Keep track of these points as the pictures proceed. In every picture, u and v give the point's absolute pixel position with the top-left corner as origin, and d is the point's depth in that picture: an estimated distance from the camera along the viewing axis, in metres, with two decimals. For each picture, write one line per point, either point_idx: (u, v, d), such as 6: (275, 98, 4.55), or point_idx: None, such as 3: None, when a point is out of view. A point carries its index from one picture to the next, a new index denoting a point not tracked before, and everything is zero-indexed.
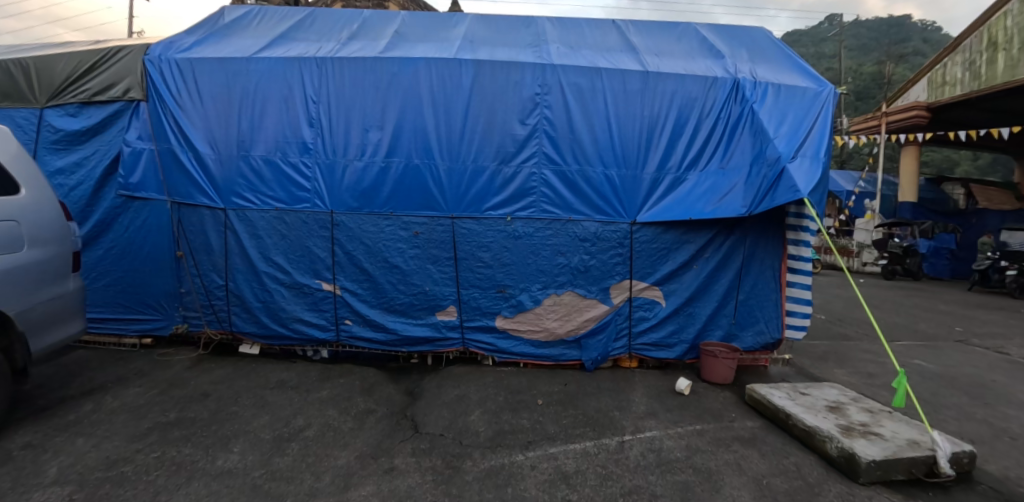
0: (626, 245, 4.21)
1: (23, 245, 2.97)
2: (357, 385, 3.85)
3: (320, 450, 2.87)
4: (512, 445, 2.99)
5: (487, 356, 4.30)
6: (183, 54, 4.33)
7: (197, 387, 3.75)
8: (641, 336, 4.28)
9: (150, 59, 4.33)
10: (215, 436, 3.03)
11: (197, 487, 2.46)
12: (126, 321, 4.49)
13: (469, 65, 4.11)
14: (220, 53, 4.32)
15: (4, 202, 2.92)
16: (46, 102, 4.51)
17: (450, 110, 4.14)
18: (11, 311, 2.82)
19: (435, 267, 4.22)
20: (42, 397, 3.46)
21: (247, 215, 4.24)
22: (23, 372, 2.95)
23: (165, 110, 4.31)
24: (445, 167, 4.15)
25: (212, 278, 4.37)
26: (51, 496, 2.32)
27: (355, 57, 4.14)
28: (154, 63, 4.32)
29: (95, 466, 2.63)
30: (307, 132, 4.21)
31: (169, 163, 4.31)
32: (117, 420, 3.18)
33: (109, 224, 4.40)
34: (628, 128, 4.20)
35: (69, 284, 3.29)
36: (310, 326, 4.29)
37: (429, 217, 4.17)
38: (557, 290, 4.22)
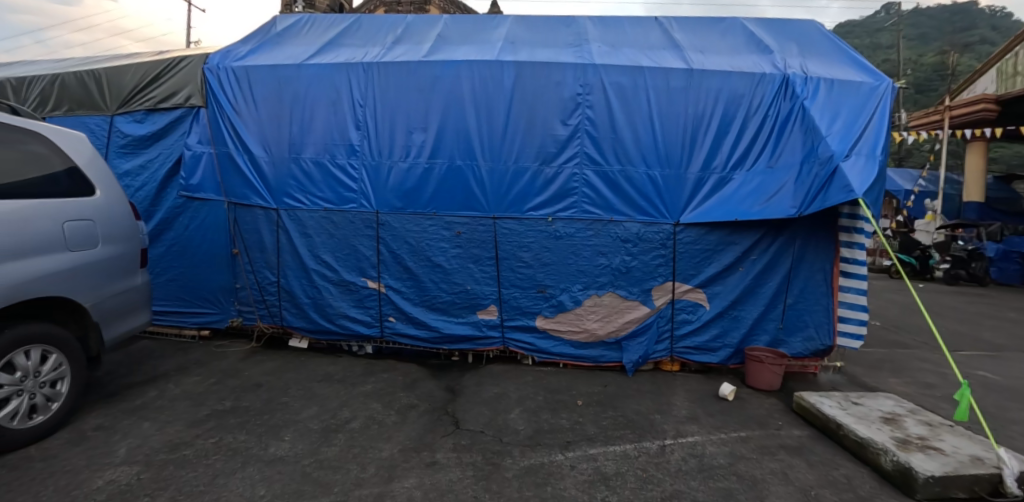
0: (668, 246, 4.13)
1: (98, 242, 3.22)
2: (399, 380, 3.96)
3: (366, 442, 2.98)
4: (551, 444, 3.00)
5: (527, 355, 4.32)
6: (239, 63, 4.55)
7: (250, 378, 3.96)
8: (684, 339, 4.20)
9: (209, 68, 4.58)
10: (266, 424, 3.18)
11: (252, 472, 2.61)
12: (186, 314, 4.77)
13: (510, 66, 4.13)
14: (273, 61, 4.52)
15: (81, 202, 3.16)
16: (116, 109, 4.86)
17: (492, 110, 4.18)
18: (87, 302, 3.09)
19: (476, 266, 4.28)
20: (111, 383, 3.74)
21: (299, 215, 4.43)
22: (97, 358, 3.24)
23: (223, 116, 4.56)
24: (486, 168, 4.20)
25: (265, 275, 4.59)
26: (121, 475, 2.53)
27: (400, 61, 4.25)
28: (213, 72, 4.57)
29: (159, 448, 2.83)
30: (354, 134, 4.35)
31: (227, 166, 4.57)
32: (179, 407, 3.41)
33: (171, 223, 4.70)
34: (671, 127, 4.11)
35: (137, 279, 3.55)
36: (355, 322, 4.44)
37: (471, 217, 4.23)
38: (598, 291, 4.19)
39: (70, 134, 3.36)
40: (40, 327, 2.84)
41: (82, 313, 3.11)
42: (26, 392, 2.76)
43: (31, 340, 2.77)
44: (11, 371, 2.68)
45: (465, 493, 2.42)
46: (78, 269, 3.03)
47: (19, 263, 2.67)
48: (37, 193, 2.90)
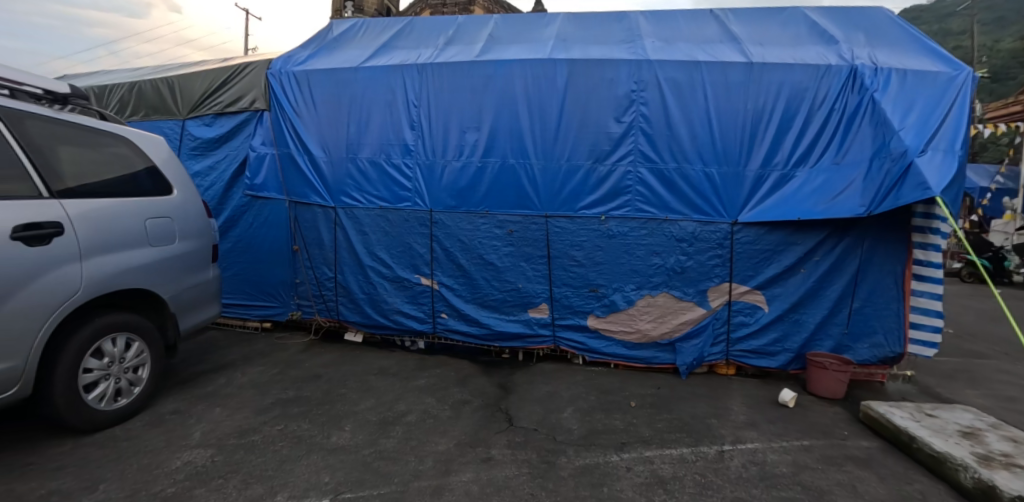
0: (725, 246, 4.01)
1: (176, 238, 3.45)
2: (451, 376, 4.03)
3: (422, 435, 3.05)
4: (606, 445, 2.97)
5: (578, 354, 4.30)
6: (300, 67, 4.75)
7: (310, 369, 4.14)
8: (741, 343, 4.07)
9: (272, 73, 4.80)
10: (327, 414, 3.31)
11: (315, 459, 2.72)
12: (250, 306, 5.04)
13: (563, 64, 4.12)
14: (331, 65, 4.69)
15: (161, 201, 3.39)
16: (187, 114, 5.18)
17: (544, 109, 4.19)
18: (166, 294, 3.32)
19: (528, 265, 4.29)
20: (185, 371, 4.00)
21: (356, 213, 4.58)
22: (174, 346, 3.47)
23: (285, 119, 4.78)
24: (539, 166, 4.21)
25: (323, 271, 4.78)
26: (197, 457, 2.71)
27: (453, 62, 4.32)
28: (276, 77, 4.79)
29: (231, 433, 3.01)
30: (408, 134, 4.47)
31: (288, 166, 4.78)
32: (246, 394, 3.60)
33: (237, 221, 4.97)
34: (730, 123, 3.98)
35: (208, 272, 3.76)
36: (408, 317, 4.55)
37: (523, 215, 4.25)
38: (651, 291, 4.12)
39: (151, 138, 3.61)
40: (125, 316, 3.07)
41: (161, 304, 3.34)
42: (112, 377, 3.00)
43: (118, 328, 3.00)
44: (100, 357, 2.92)
45: (522, 490, 2.44)
46: (158, 263, 3.25)
47: (106, 257, 2.91)
48: (120, 191, 3.13)
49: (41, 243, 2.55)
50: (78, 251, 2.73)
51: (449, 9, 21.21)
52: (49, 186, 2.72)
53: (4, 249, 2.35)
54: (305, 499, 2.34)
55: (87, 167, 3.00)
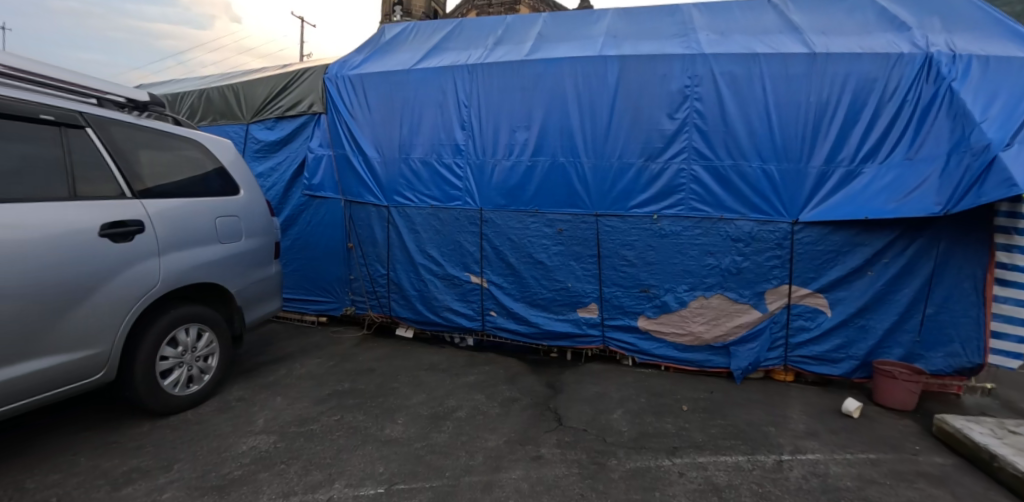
0: (785, 246, 3.83)
1: (242, 236, 3.66)
2: (500, 374, 4.07)
3: (472, 431, 3.10)
4: (657, 449, 2.91)
5: (628, 356, 4.25)
6: (355, 71, 4.93)
7: (364, 363, 4.29)
8: (801, 348, 3.89)
9: (329, 77, 5.00)
10: (381, 407, 3.43)
11: (370, 450, 2.83)
12: (308, 301, 5.29)
13: (613, 61, 4.07)
14: (384, 68, 4.83)
15: (229, 201, 3.61)
16: (251, 118, 5.49)
17: (595, 107, 4.16)
18: (233, 288, 3.52)
19: (577, 264, 4.28)
20: (250, 360, 4.25)
21: (408, 212, 4.71)
22: (239, 337, 3.69)
23: (342, 122, 4.97)
24: (589, 165, 4.19)
25: (377, 268, 4.94)
26: (261, 443, 2.88)
27: (503, 62, 4.36)
28: (332, 81, 4.98)
29: (292, 421, 3.17)
30: (459, 134, 4.55)
31: (344, 166, 4.97)
32: (304, 385, 3.78)
33: (297, 219, 5.23)
34: (792, 118, 3.80)
35: (271, 268, 3.96)
36: (459, 315, 4.64)
37: (573, 214, 4.23)
38: (705, 293, 4.02)
39: (221, 142, 3.84)
40: (197, 308, 3.28)
41: (229, 297, 3.55)
42: (185, 364, 3.22)
43: (190, 320, 3.22)
44: (175, 345, 3.15)
45: (572, 490, 2.44)
46: (226, 259, 3.46)
47: (181, 253, 3.12)
48: (193, 192, 3.36)
49: (125, 240, 2.78)
50: (156, 247, 2.96)
51: (496, 9, 21.51)
52: (132, 186, 2.96)
53: (94, 246, 2.60)
54: (361, 488, 2.45)
55: (164, 169, 3.24)
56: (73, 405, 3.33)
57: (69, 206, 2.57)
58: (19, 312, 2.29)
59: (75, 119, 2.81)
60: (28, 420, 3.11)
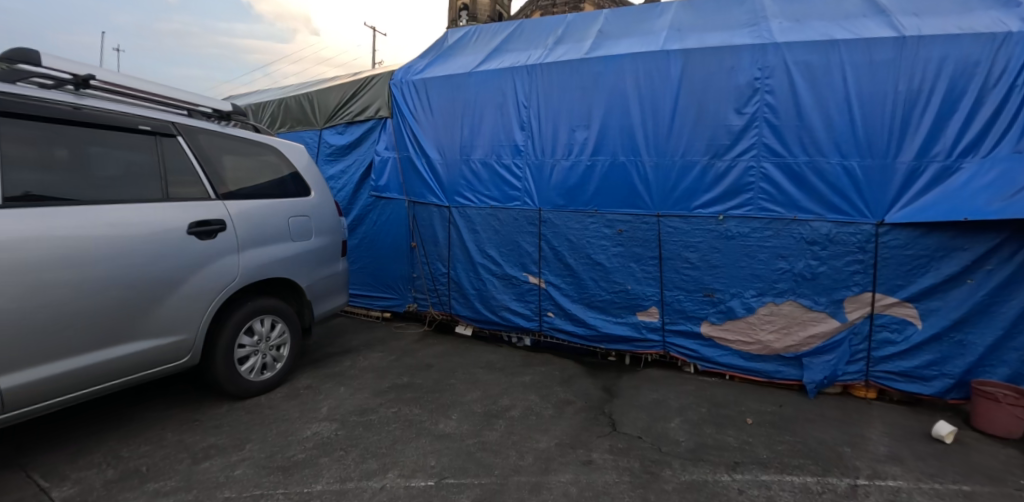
0: (868, 250, 3.49)
1: (312, 234, 3.87)
2: (555, 375, 4.03)
3: (524, 431, 3.08)
4: (717, 462, 2.75)
5: (689, 363, 4.07)
6: (418, 76, 5.09)
7: (423, 358, 4.41)
8: (885, 363, 3.53)
9: (394, 83, 5.20)
10: (437, 402, 3.50)
11: (424, 443, 2.89)
12: (374, 297, 5.56)
13: (676, 55, 3.92)
14: (446, 72, 4.95)
15: (302, 201, 3.84)
16: (323, 123, 5.84)
17: (657, 103, 4.01)
18: (303, 282, 3.73)
19: (637, 266, 4.15)
20: (319, 351, 4.52)
21: (468, 213, 4.80)
22: (308, 329, 3.91)
23: (406, 125, 5.15)
24: (650, 164, 4.05)
25: (438, 266, 5.08)
26: (323, 429, 3.03)
27: (562, 61, 4.33)
28: (398, 86, 5.18)
29: (352, 411, 3.31)
30: (518, 135, 4.58)
31: (408, 168, 5.15)
32: (366, 377, 3.94)
33: (365, 219, 5.50)
34: (878, 109, 3.45)
35: (338, 266, 4.15)
36: (517, 314, 4.67)
37: (633, 214, 4.12)
38: (775, 299, 3.76)
39: (295, 148, 4.08)
40: (270, 301, 3.52)
41: (299, 292, 3.76)
42: (260, 353, 3.46)
43: (264, 311, 3.44)
44: (252, 334, 3.40)
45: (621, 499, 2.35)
46: (297, 256, 3.67)
47: (257, 250, 3.36)
48: (269, 194, 3.60)
49: (209, 238, 3.04)
50: (236, 245, 3.20)
51: (561, 9, 21.50)
52: (215, 188, 3.22)
53: (184, 242, 2.88)
54: (413, 479, 2.51)
55: (243, 172, 3.49)
56: (168, 384, 3.71)
57: (165, 206, 2.86)
58: (121, 299, 2.57)
59: (169, 129, 3.11)
60: (133, 394, 3.52)
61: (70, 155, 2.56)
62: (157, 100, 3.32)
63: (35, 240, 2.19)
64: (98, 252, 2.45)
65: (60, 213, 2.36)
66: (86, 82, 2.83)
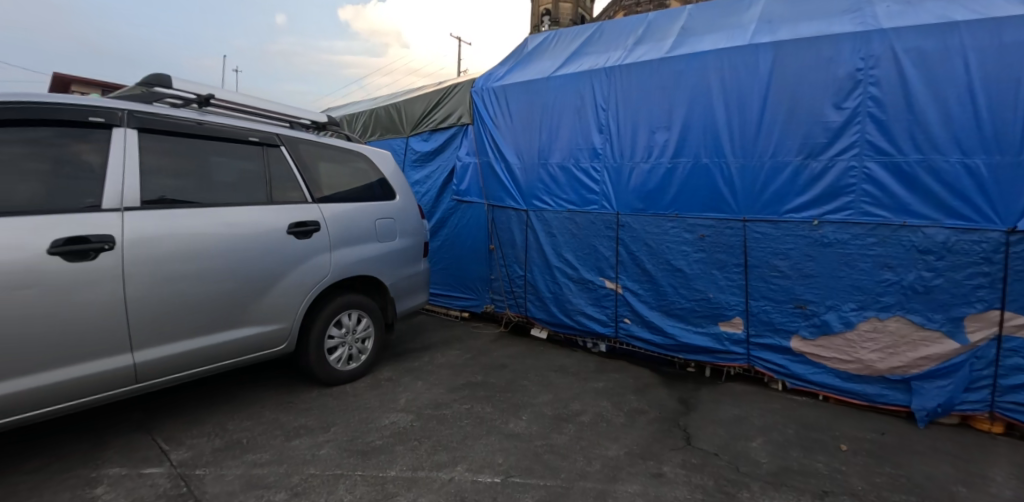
0: (996, 262, 3.01)
1: (397, 235, 4.08)
2: (629, 383, 3.93)
3: (594, 438, 3.03)
4: (801, 489, 2.52)
5: (777, 379, 3.79)
6: (498, 82, 5.23)
7: (497, 358, 4.48)
8: (1017, 393, 3.01)
9: (475, 90, 5.38)
10: (508, 401, 3.54)
11: (494, 441, 2.94)
12: (454, 297, 5.79)
13: (767, 49, 3.69)
14: (526, 77, 5.05)
15: (389, 205, 4.08)
16: (409, 131, 6.20)
17: (745, 101, 3.79)
18: (388, 280, 3.94)
19: (721, 273, 3.93)
20: (401, 346, 4.78)
21: (545, 216, 4.83)
22: (391, 325, 4.11)
23: (486, 131, 5.31)
24: (736, 165, 3.83)
25: (515, 269, 5.16)
26: (400, 419, 3.19)
27: (641, 62, 4.24)
28: (479, 93, 5.36)
29: (428, 404, 3.45)
30: (597, 138, 4.54)
31: (488, 172, 5.29)
32: (443, 373, 4.08)
33: (447, 221, 5.75)
34: (1011, 98, 2.95)
35: (419, 265, 4.33)
36: (592, 320, 4.61)
37: (716, 219, 3.91)
38: (879, 314, 3.38)
39: (383, 154, 4.32)
40: (357, 297, 3.76)
41: (383, 289, 3.98)
42: (347, 344, 3.72)
43: (351, 306, 3.69)
44: (340, 327, 3.66)
45: None
46: (382, 255, 3.89)
47: (346, 249, 3.60)
48: (359, 197, 3.85)
49: (306, 238, 3.32)
50: (329, 244, 3.46)
51: (645, 8, 21.05)
52: (312, 192, 3.50)
53: (283, 241, 3.17)
54: (480, 475, 2.56)
55: (336, 178, 3.77)
56: (272, 367, 4.13)
57: (269, 208, 3.17)
58: (230, 289, 2.89)
59: (273, 140, 3.43)
60: (244, 373, 3.97)
61: (195, 162, 2.94)
62: (266, 114, 3.70)
63: (163, 238, 2.57)
64: (212, 249, 2.78)
65: (185, 214, 2.72)
66: (207, 101, 3.21)
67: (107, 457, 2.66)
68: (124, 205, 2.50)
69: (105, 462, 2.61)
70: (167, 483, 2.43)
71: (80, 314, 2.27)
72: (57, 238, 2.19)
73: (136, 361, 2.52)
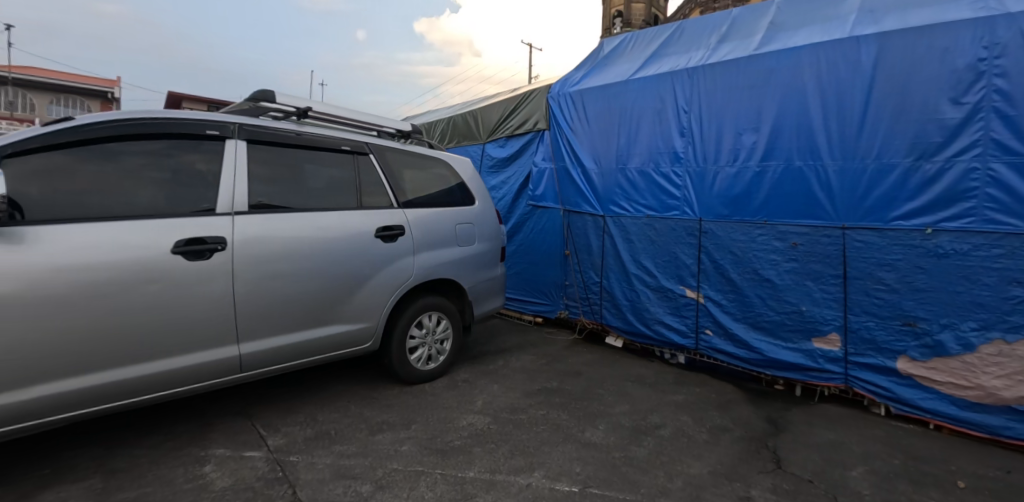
0: None
1: (475, 240, 4.16)
2: (712, 398, 3.74)
3: (675, 454, 2.89)
4: None
5: (879, 403, 3.43)
6: (575, 87, 5.24)
7: (572, 365, 4.44)
8: None
9: (552, 96, 5.43)
10: (585, 409, 3.48)
11: (570, 449, 2.90)
12: (528, 302, 5.87)
13: (870, 41, 3.39)
14: (604, 81, 5.01)
15: (469, 210, 4.18)
16: (485, 137, 6.39)
17: (845, 99, 3.50)
18: (467, 283, 4.03)
19: (816, 285, 3.64)
20: (479, 348, 4.89)
21: (623, 221, 4.74)
22: (469, 328, 4.20)
23: (562, 136, 5.33)
24: (834, 168, 3.54)
25: (590, 275, 5.11)
26: (478, 421, 3.24)
27: (727, 61, 4.07)
28: (555, 99, 5.40)
29: (504, 408, 3.47)
30: (678, 141, 4.39)
31: (564, 177, 5.30)
32: (518, 377, 4.10)
33: (522, 226, 5.85)
34: None
35: (496, 270, 4.39)
36: (671, 330, 4.44)
37: (811, 226, 3.63)
38: (1007, 336, 2.94)
39: (461, 159, 4.43)
40: (437, 299, 3.88)
41: (463, 292, 4.07)
42: (427, 345, 3.84)
43: (432, 308, 3.82)
44: (421, 327, 3.79)
45: None
46: (462, 259, 3.98)
47: (429, 252, 3.73)
48: (441, 202, 3.99)
49: (392, 242, 3.47)
50: (413, 248, 3.60)
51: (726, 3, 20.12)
52: (397, 197, 3.66)
53: (371, 244, 3.33)
54: (558, 482, 2.53)
55: (419, 184, 3.91)
56: (359, 362, 4.38)
57: (359, 213, 3.35)
58: (322, 289, 3.07)
59: (363, 148, 3.62)
60: (335, 366, 4.25)
61: (294, 171, 3.16)
62: (357, 124, 3.93)
63: (265, 240, 2.79)
64: (308, 251, 2.98)
65: (286, 218, 2.94)
66: (305, 113, 3.46)
67: (213, 438, 2.92)
68: (236, 209, 2.75)
69: (212, 443, 2.86)
70: (266, 466, 2.62)
71: (195, 306, 2.51)
72: (179, 239, 2.47)
73: (240, 352, 2.74)
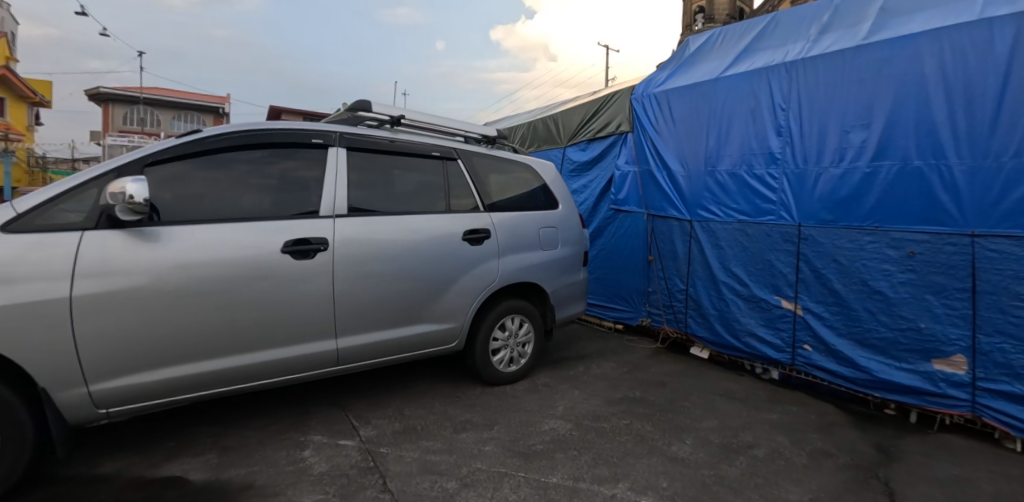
0: None
1: (557, 244, 4.15)
2: (811, 419, 3.45)
3: (771, 477, 2.69)
4: None
5: (1014, 437, 2.96)
6: (659, 88, 5.11)
7: (654, 375, 4.29)
8: None
9: (636, 98, 5.34)
10: (670, 422, 3.35)
11: (655, 462, 2.80)
12: (608, 308, 5.79)
13: (1007, 22, 2.95)
14: (692, 79, 4.85)
15: (552, 214, 4.19)
16: (566, 141, 6.42)
17: (976, 89, 3.08)
18: (550, 287, 4.04)
19: (937, 299, 3.24)
20: (559, 352, 4.89)
21: (712, 226, 4.53)
22: (550, 332, 4.20)
23: (646, 137, 5.22)
24: (962, 168, 3.13)
25: (675, 282, 4.93)
26: (559, 426, 3.22)
27: (832, 54, 3.77)
28: (639, 100, 5.31)
29: (586, 415, 3.42)
30: (774, 141, 4.15)
31: (648, 180, 5.19)
32: (600, 385, 4.03)
33: (604, 230, 5.80)
34: None
35: (578, 275, 4.35)
36: (764, 343, 4.18)
37: (933, 233, 3.23)
38: None
39: (541, 162, 4.42)
40: (518, 302, 3.91)
41: (545, 296, 4.08)
42: (509, 347, 3.89)
43: (515, 310, 3.87)
44: (502, 330, 3.84)
45: None
46: (544, 263, 3.99)
47: (513, 255, 3.78)
48: (524, 205, 4.02)
49: (477, 245, 3.56)
50: (496, 251, 3.67)
51: None
52: (482, 201, 3.74)
53: (457, 247, 3.43)
54: (643, 496, 2.45)
55: (503, 188, 3.97)
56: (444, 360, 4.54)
57: (448, 216, 3.47)
58: (410, 289, 3.19)
59: (451, 154, 3.75)
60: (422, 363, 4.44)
61: (385, 176, 3.32)
62: (446, 131, 4.08)
63: (358, 241, 2.95)
64: (396, 252, 3.11)
65: (378, 221, 3.09)
66: (398, 120, 3.65)
67: (312, 425, 3.14)
68: (335, 212, 2.94)
69: (310, 429, 3.08)
70: (358, 455, 2.78)
71: (297, 303, 2.71)
72: (287, 239, 2.68)
73: (338, 346, 2.93)
